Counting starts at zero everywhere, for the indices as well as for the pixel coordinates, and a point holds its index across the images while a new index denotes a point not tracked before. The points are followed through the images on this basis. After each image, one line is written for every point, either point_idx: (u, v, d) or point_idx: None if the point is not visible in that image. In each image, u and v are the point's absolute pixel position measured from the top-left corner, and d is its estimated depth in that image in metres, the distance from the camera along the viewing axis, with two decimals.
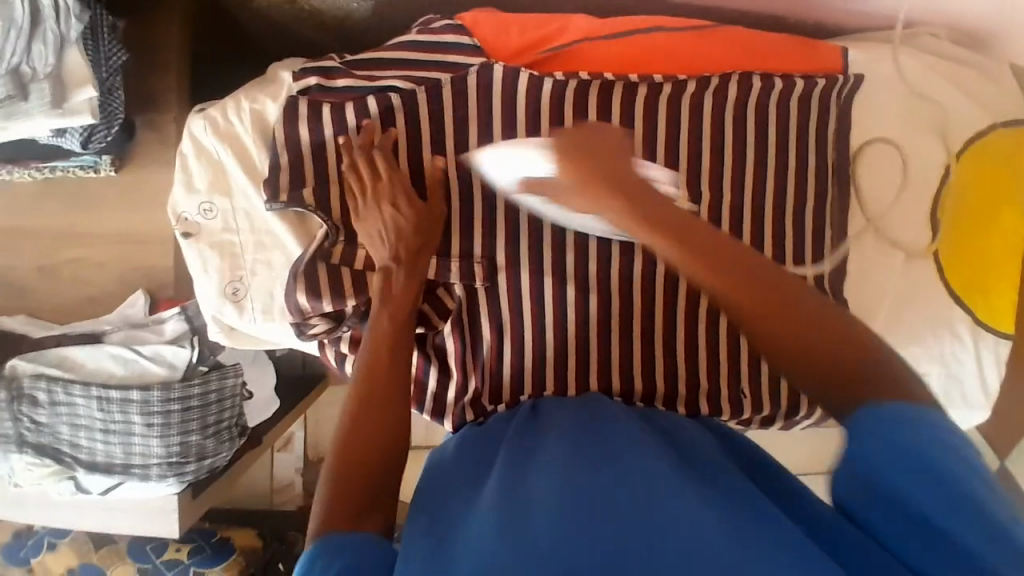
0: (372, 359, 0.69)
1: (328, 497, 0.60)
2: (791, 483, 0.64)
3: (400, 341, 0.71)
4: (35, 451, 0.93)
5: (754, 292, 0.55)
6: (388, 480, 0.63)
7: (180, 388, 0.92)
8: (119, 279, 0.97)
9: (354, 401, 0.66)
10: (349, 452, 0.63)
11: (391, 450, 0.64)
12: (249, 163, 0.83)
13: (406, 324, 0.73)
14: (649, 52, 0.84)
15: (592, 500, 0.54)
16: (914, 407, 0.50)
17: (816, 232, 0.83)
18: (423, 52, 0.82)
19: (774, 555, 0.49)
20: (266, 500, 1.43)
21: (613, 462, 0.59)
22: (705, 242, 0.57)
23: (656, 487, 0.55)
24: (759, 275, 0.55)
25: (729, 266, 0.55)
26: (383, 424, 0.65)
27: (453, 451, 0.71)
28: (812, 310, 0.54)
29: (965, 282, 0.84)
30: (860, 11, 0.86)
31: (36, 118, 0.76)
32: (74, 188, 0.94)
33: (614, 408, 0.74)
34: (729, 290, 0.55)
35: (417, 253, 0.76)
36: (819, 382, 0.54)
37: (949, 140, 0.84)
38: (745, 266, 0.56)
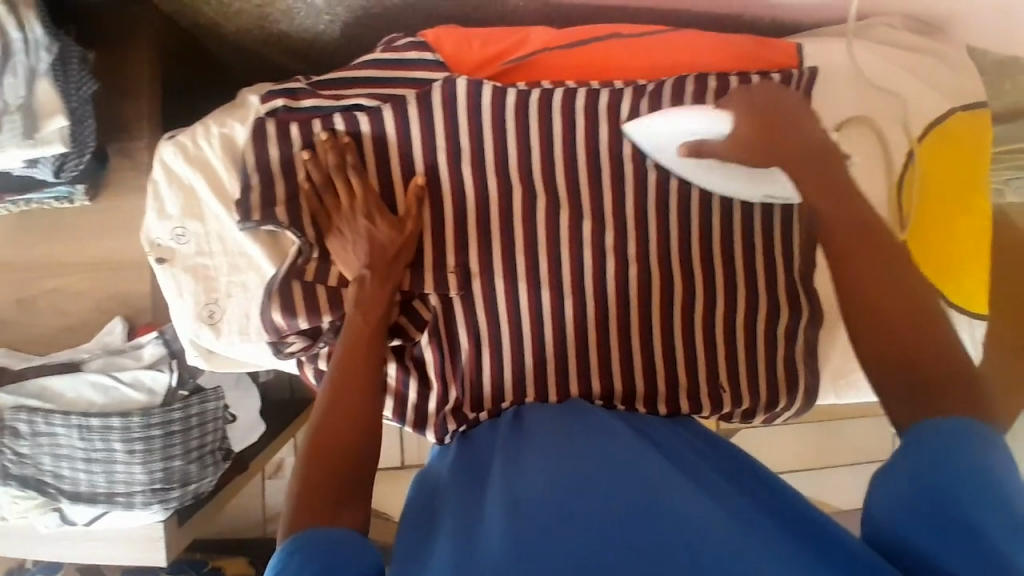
0: (346, 366, 0.73)
1: (299, 492, 0.63)
2: (759, 466, 0.66)
3: (372, 349, 0.75)
4: (19, 484, 0.92)
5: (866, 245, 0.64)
6: (362, 478, 0.66)
7: (161, 412, 0.93)
8: (96, 307, 0.97)
9: (327, 404, 0.70)
10: (324, 452, 0.66)
11: (362, 448, 0.68)
12: (220, 186, 0.84)
13: (377, 334, 0.77)
14: (609, 58, 0.85)
15: (591, 507, 0.55)
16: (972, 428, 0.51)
17: (783, 226, 0.87)
18: (386, 70, 0.83)
19: (725, 535, 0.51)
20: (260, 527, 1.41)
21: (607, 471, 0.60)
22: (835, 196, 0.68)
23: (626, 481, 0.58)
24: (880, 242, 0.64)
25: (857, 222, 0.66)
26: (354, 425, 0.69)
27: (447, 469, 0.71)
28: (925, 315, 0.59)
29: (938, 265, 0.85)
30: (813, 7, 0.88)
31: (7, 150, 0.78)
32: (52, 220, 0.95)
33: (597, 415, 0.75)
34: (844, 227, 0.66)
35: (394, 260, 0.80)
36: (895, 354, 0.59)
37: (911, 128, 0.85)
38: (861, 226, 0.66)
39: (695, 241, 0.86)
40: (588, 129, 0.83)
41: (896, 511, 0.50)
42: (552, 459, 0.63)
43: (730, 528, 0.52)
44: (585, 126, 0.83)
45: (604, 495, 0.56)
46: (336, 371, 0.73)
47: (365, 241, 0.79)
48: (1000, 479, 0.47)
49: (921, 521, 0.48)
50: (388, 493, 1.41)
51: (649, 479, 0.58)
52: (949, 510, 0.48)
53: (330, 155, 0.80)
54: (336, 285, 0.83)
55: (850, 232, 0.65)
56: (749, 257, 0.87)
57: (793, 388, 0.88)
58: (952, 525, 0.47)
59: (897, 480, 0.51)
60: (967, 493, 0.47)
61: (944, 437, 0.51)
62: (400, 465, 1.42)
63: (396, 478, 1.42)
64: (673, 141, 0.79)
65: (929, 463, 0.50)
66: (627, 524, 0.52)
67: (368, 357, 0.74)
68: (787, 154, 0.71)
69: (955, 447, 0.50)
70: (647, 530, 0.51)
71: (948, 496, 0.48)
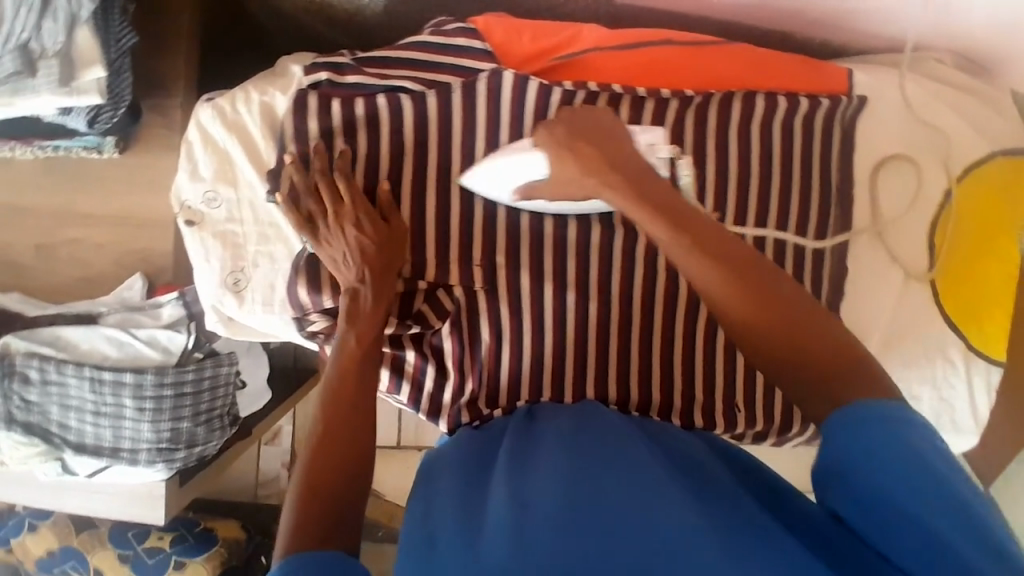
0: (344, 377, 0.69)
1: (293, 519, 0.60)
2: (773, 476, 0.66)
3: (369, 360, 0.71)
4: (24, 431, 0.92)
5: (798, 367, 0.57)
6: (353, 500, 0.63)
7: (174, 373, 0.92)
8: (114, 262, 0.96)
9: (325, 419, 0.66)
10: (314, 476, 0.63)
11: (358, 465, 0.65)
12: (256, 154, 0.83)
13: (375, 343, 0.72)
14: (660, 65, 0.84)
15: (591, 509, 0.54)
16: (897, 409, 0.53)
17: (813, 261, 0.85)
18: (433, 54, 0.82)
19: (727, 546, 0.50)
20: (252, 492, 1.42)
21: (603, 471, 0.59)
22: (714, 235, 0.60)
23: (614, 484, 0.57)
24: (764, 283, 0.58)
25: (773, 329, 0.58)
26: (350, 443, 0.65)
27: (454, 455, 0.72)
28: (822, 330, 0.57)
29: (962, 307, 0.84)
30: (866, 32, 0.87)
31: (42, 95, 0.78)
32: (77, 169, 0.93)
33: (614, 417, 0.72)
34: (773, 355, 0.58)
35: (389, 266, 0.76)
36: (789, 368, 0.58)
37: (952, 167, 0.84)
38: (770, 327, 0.58)
39: None
40: None
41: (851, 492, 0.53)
42: (552, 457, 0.62)
43: (754, 540, 0.51)
44: None
45: (600, 499, 0.55)
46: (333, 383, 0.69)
47: (366, 245, 0.74)
48: (950, 482, 0.50)
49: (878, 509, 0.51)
50: (383, 472, 1.41)
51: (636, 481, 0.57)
52: (891, 504, 0.50)
53: (320, 161, 0.78)
54: None
55: (791, 358, 0.57)
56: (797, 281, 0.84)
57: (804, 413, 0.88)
58: (892, 515, 0.50)
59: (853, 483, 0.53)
60: (915, 489, 0.50)
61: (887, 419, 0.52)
62: (395, 444, 1.41)
63: (391, 457, 1.42)
64: (501, 186, 0.79)
65: (878, 453, 0.51)
66: (615, 540, 0.51)
67: (364, 372, 0.70)
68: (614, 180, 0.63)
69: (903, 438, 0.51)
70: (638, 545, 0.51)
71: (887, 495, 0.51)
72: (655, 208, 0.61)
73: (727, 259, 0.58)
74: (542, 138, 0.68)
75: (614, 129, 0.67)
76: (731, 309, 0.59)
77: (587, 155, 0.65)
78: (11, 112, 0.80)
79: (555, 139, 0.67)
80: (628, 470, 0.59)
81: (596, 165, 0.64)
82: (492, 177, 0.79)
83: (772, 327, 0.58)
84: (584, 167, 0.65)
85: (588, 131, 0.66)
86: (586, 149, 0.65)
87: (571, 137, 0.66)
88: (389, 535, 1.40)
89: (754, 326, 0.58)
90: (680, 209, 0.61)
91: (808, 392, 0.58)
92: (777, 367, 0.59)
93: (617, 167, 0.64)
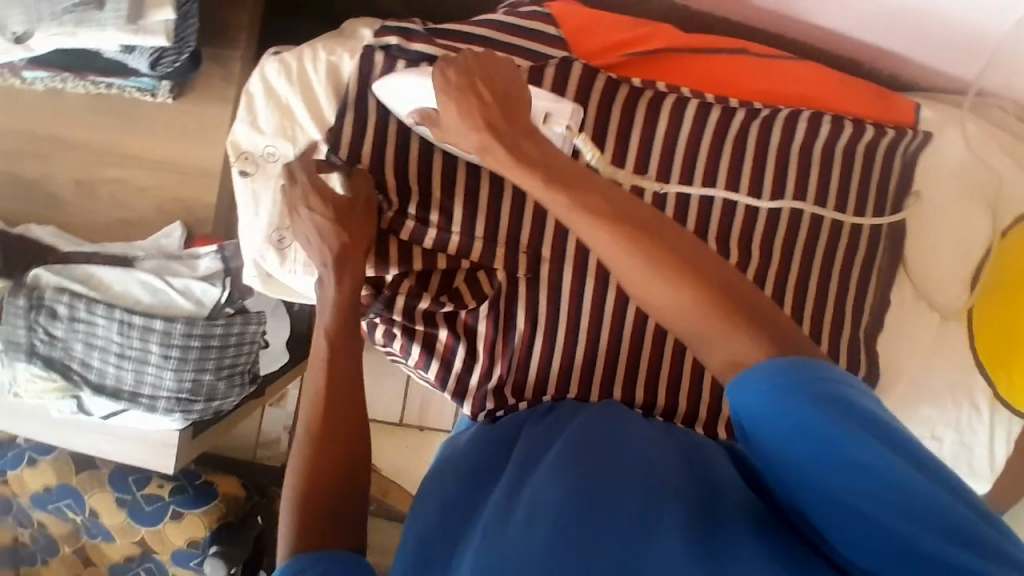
0: (329, 382, 0.70)
1: (291, 528, 0.63)
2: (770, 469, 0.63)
3: (346, 361, 0.72)
4: (45, 364, 0.92)
5: (704, 317, 0.51)
6: (350, 498, 0.65)
7: (204, 325, 0.92)
8: (156, 208, 0.96)
9: (314, 427, 0.68)
10: (310, 477, 0.65)
11: (353, 468, 0.67)
12: (317, 112, 0.83)
13: (347, 345, 0.72)
14: (730, 74, 0.84)
15: (560, 513, 0.52)
16: (815, 379, 0.46)
17: (859, 284, 0.84)
18: (507, 35, 0.81)
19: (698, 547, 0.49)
20: (250, 452, 1.41)
21: (569, 472, 0.56)
22: (615, 199, 0.57)
23: (573, 479, 0.55)
24: (668, 236, 0.54)
25: (672, 273, 0.53)
26: (338, 449, 0.67)
27: (469, 448, 0.70)
28: (727, 276, 0.52)
29: (995, 352, 0.83)
30: (933, 69, 0.87)
31: (108, 31, 0.77)
32: (130, 110, 0.94)
33: (631, 415, 0.68)
34: (675, 305, 0.53)
35: (353, 244, 0.74)
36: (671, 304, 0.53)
37: (998, 216, 0.84)
38: (667, 274, 0.53)
39: (770, 279, 0.82)
40: (690, 141, 0.81)
41: (778, 467, 0.48)
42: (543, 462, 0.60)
43: (724, 548, 0.49)
44: (688, 138, 0.81)
45: (566, 498, 0.53)
46: (318, 390, 0.70)
47: (328, 232, 0.73)
48: (893, 470, 0.44)
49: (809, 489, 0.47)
50: (383, 450, 1.39)
51: (597, 476, 0.55)
52: (841, 505, 0.45)
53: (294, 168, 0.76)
54: (408, 241, 0.82)
55: (690, 305, 0.52)
56: (840, 302, 0.83)
57: None
58: (844, 515, 0.45)
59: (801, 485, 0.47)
60: (856, 487, 0.44)
61: (811, 383, 0.45)
62: (398, 422, 1.37)
63: (392, 434, 1.38)
64: (404, 101, 0.75)
65: (814, 451, 0.45)
66: (583, 541, 0.49)
67: (345, 369, 0.71)
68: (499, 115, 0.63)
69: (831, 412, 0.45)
70: (614, 545, 0.49)
71: (835, 496, 0.45)
72: (544, 169, 0.60)
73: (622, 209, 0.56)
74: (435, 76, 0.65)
75: (517, 85, 0.64)
76: (633, 260, 0.54)
77: (470, 103, 0.63)
78: (73, 44, 0.80)
79: (445, 82, 0.64)
80: (592, 470, 0.56)
81: (476, 118, 0.63)
82: (399, 89, 0.75)
83: (673, 274, 0.53)
84: (467, 120, 0.63)
85: (482, 84, 0.63)
86: (468, 98, 0.63)
87: (459, 85, 0.63)
88: (382, 510, 1.37)
89: (653, 274, 0.53)
90: (579, 177, 0.59)
91: (716, 352, 0.51)
92: (681, 321, 0.53)
93: (497, 112, 0.62)
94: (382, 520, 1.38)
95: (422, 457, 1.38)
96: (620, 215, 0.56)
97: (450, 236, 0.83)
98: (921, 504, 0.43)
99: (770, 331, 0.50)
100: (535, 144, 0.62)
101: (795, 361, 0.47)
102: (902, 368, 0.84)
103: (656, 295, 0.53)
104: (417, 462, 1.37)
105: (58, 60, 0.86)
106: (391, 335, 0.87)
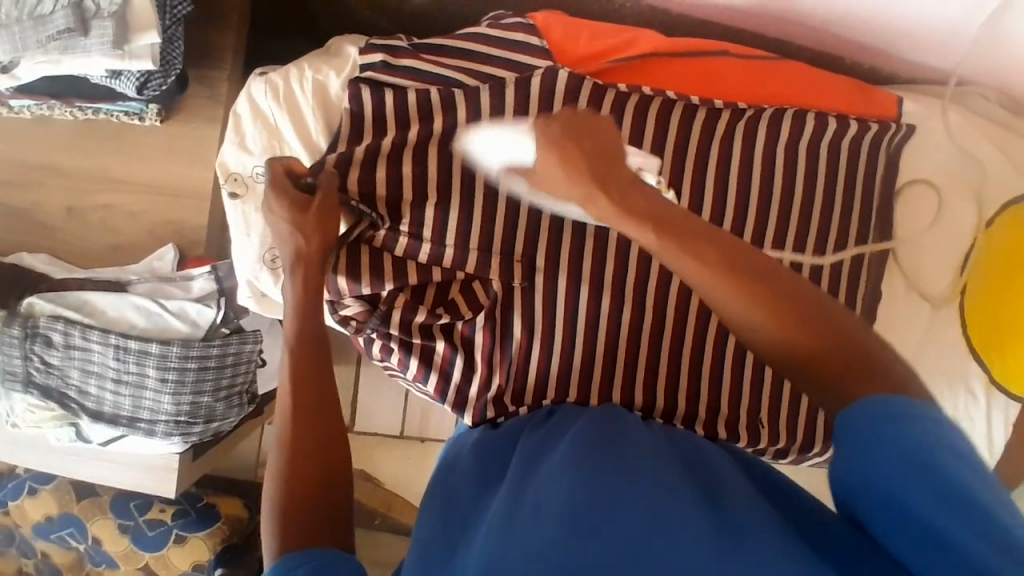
0: (298, 394, 0.65)
1: (274, 538, 0.59)
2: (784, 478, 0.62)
3: (318, 369, 0.67)
4: (41, 394, 0.91)
5: (811, 354, 0.52)
6: (336, 506, 0.61)
7: (200, 346, 0.92)
8: (149, 232, 0.97)
9: (288, 438, 0.63)
10: (296, 487, 0.61)
11: (332, 478, 0.63)
12: (305, 131, 0.83)
13: (315, 346, 0.68)
14: (713, 76, 0.85)
15: (587, 512, 0.52)
16: (912, 405, 0.47)
17: (851, 275, 0.85)
18: (491, 47, 0.82)
19: (719, 541, 0.49)
20: (252, 472, 1.40)
21: (600, 478, 0.55)
22: (725, 246, 0.54)
23: (599, 482, 0.55)
24: (768, 274, 0.53)
25: (788, 326, 0.52)
26: (317, 453, 0.63)
27: (470, 454, 0.70)
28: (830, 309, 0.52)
29: (987, 336, 0.81)
30: (911, 60, 0.88)
31: (93, 55, 0.77)
32: (119, 135, 0.94)
33: (631, 419, 0.67)
34: (787, 354, 0.53)
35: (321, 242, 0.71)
36: (782, 347, 0.53)
37: (984, 203, 0.83)
38: (782, 319, 0.52)
39: None
40: (677, 145, 0.82)
41: (858, 484, 0.48)
42: (552, 464, 0.60)
43: (741, 547, 0.49)
44: (675, 142, 0.82)
45: (593, 503, 0.53)
46: (287, 402, 0.65)
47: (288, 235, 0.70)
48: (978, 496, 0.44)
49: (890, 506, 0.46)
50: (384, 462, 1.38)
51: (613, 481, 0.55)
52: (920, 527, 0.45)
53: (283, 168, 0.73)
54: (403, 257, 0.83)
55: (805, 356, 0.52)
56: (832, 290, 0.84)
57: (829, 432, 0.85)
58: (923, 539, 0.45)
59: (883, 506, 0.47)
60: (935, 506, 0.44)
61: (899, 414, 0.47)
62: (399, 434, 1.37)
63: (394, 446, 1.37)
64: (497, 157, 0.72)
65: (897, 471, 0.46)
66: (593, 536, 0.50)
67: (310, 369, 0.67)
68: (595, 168, 0.57)
69: (931, 442, 0.45)
70: (625, 542, 0.49)
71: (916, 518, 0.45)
72: (648, 215, 0.55)
73: (725, 251, 0.54)
74: (536, 128, 0.60)
75: (612, 138, 0.59)
76: (740, 306, 0.53)
77: (572, 156, 0.57)
78: (60, 72, 0.81)
79: (546, 135, 0.59)
80: (615, 476, 0.56)
81: (578, 172, 0.57)
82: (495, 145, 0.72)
83: (789, 328, 0.52)
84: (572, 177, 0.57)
85: (583, 137, 0.58)
86: (576, 159, 0.57)
87: (562, 138, 0.58)
88: (387, 524, 1.37)
89: (767, 325, 0.53)
90: (676, 218, 0.55)
91: (824, 387, 0.52)
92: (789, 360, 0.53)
93: (598, 170, 0.57)
94: (387, 535, 1.38)
95: (424, 468, 1.37)
96: (733, 263, 0.53)
97: (445, 249, 0.83)
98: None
99: (879, 376, 0.50)
100: (620, 177, 0.57)
101: (881, 396, 0.48)
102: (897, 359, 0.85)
103: (766, 338, 0.53)
104: (420, 474, 1.37)
105: (46, 88, 0.86)
106: (388, 350, 0.87)
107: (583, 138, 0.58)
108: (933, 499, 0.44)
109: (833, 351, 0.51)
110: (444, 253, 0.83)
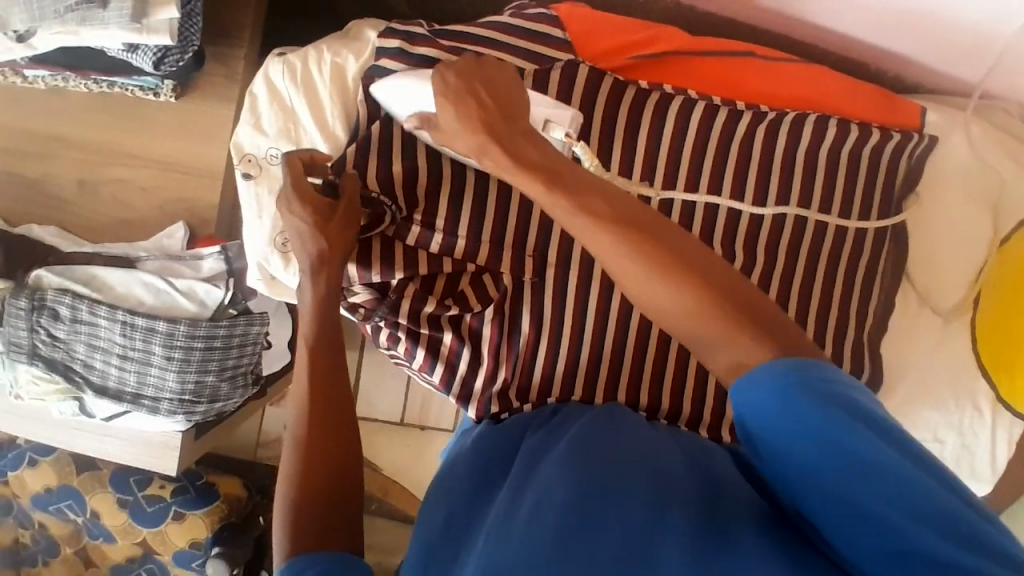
0: (313, 396, 0.66)
1: (285, 526, 0.59)
2: None
3: (330, 370, 0.68)
4: (47, 366, 0.92)
5: (704, 314, 0.50)
6: (350, 507, 0.61)
7: (207, 326, 0.91)
8: (159, 208, 0.96)
9: (302, 429, 0.64)
10: (309, 486, 0.61)
11: (345, 475, 0.63)
12: (320, 114, 0.82)
13: (332, 346, 0.70)
14: (737, 77, 0.84)
15: (565, 511, 0.52)
16: (830, 380, 0.46)
17: (863, 285, 0.83)
18: (512, 37, 0.81)
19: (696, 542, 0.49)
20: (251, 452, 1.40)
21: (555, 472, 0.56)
22: (618, 201, 0.55)
23: (570, 482, 0.55)
24: (658, 232, 0.53)
25: (679, 281, 0.51)
26: (330, 457, 0.64)
27: (472, 450, 0.70)
28: (718, 269, 0.51)
29: (997, 354, 0.82)
30: (936, 70, 0.87)
31: (112, 29, 0.76)
32: (132, 109, 0.94)
33: (633, 420, 0.67)
34: (684, 317, 0.51)
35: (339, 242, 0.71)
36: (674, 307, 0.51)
37: (1001, 221, 0.84)
38: (672, 276, 0.51)
39: (775, 281, 0.82)
40: (696, 144, 0.80)
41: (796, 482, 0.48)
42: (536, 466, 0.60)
43: (716, 552, 0.49)
44: (694, 141, 0.80)
45: (564, 502, 0.53)
46: (302, 404, 0.66)
47: (308, 235, 0.69)
48: (902, 473, 0.44)
49: (836, 509, 0.45)
50: (383, 447, 1.38)
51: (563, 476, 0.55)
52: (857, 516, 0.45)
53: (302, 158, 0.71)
54: (414, 246, 0.82)
55: (701, 315, 0.50)
56: (846, 298, 0.83)
57: None
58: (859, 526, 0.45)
59: (822, 502, 0.46)
60: (870, 493, 0.44)
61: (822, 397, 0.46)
62: (399, 421, 1.37)
63: (394, 433, 1.37)
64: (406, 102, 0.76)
65: (830, 464, 0.45)
66: (561, 541, 0.50)
67: (328, 374, 0.68)
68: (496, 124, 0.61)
69: (854, 426, 0.45)
70: (603, 541, 0.50)
71: (853, 509, 0.45)
72: (545, 173, 0.58)
73: (616, 207, 0.55)
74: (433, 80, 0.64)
75: (513, 93, 0.64)
76: (627, 255, 0.53)
77: (471, 111, 0.61)
78: (78, 43, 0.80)
79: (444, 86, 0.63)
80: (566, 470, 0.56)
81: (476, 124, 0.61)
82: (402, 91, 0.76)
83: (682, 283, 0.51)
84: (471, 132, 0.61)
85: (486, 90, 0.62)
86: (472, 110, 0.61)
87: (460, 88, 0.63)
88: (383, 510, 1.37)
89: (659, 283, 0.52)
90: (581, 179, 0.57)
91: (717, 353, 0.50)
92: (673, 320, 0.52)
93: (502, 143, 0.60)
94: (383, 520, 1.38)
95: (423, 457, 1.37)
96: (627, 219, 0.54)
97: (456, 240, 0.82)
98: (951, 516, 0.43)
99: (780, 338, 0.49)
100: (520, 133, 0.61)
101: (791, 362, 0.47)
102: (908, 371, 0.85)
103: (643, 289, 0.53)
104: (419, 462, 1.37)
105: (63, 59, 0.86)
106: (396, 339, 0.87)
107: (483, 92, 0.62)
108: (870, 485, 0.44)
109: (725, 308, 0.50)
110: (452, 244, 0.82)
